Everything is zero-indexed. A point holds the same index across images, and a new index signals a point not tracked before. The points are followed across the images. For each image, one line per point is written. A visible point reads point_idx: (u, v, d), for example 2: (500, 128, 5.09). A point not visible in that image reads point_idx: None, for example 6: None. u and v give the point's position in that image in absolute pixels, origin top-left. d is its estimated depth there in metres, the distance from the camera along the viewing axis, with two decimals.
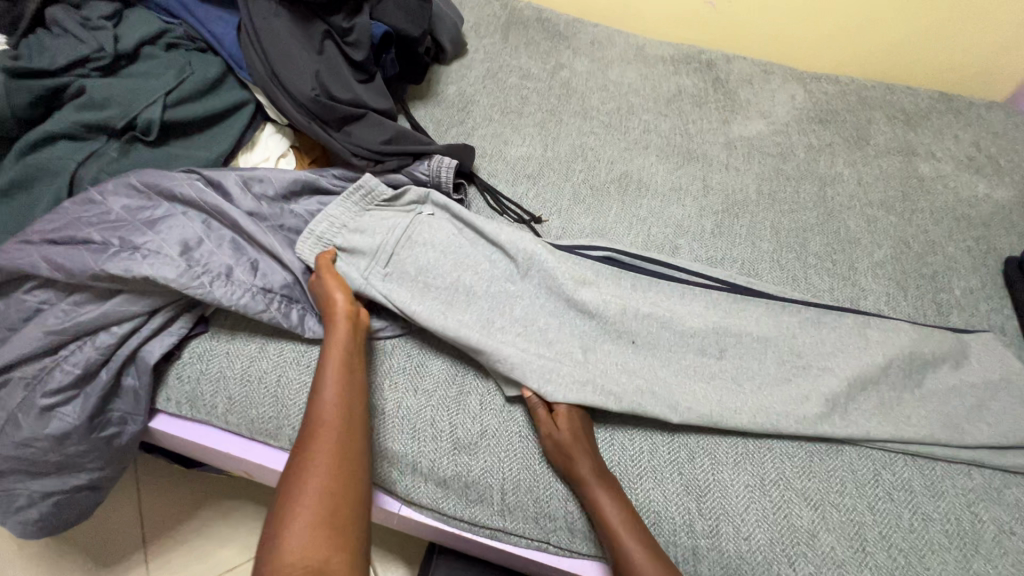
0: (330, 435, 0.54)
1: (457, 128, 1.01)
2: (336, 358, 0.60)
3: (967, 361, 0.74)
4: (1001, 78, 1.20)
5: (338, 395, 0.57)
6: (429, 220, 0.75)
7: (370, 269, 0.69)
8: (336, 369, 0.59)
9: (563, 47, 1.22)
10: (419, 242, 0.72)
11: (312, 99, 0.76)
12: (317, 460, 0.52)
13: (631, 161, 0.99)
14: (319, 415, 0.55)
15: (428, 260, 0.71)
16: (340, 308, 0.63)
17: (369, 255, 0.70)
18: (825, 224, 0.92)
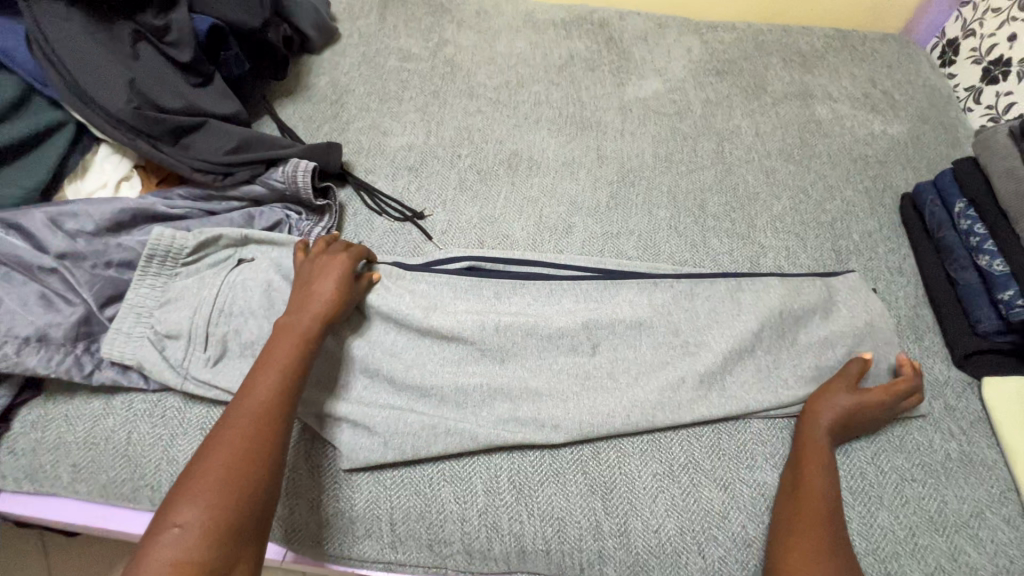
0: (246, 431, 0.49)
1: (330, 124, 0.92)
2: (284, 353, 0.55)
3: (865, 308, 0.73)
4: (888, 15, 1.20)
5: (271, 390, 0.53)
6: (250, 268, 0.66)
7: (189, 356, 0.61)
8: (279, 366, 0.54)
9: (446, 20, 1.13)
10: (236, 310, 0.63)
11: (130, 113, 0.66)
12: (224, 456, 0.47)
13: (521, 138, 0.92)
14: (245, 406, 0.51)
15: (252, 327, 0.63)
16: (318, 301, 0.60)
17: (184, 338, 0.61)
18: (724, 182, 0.88)
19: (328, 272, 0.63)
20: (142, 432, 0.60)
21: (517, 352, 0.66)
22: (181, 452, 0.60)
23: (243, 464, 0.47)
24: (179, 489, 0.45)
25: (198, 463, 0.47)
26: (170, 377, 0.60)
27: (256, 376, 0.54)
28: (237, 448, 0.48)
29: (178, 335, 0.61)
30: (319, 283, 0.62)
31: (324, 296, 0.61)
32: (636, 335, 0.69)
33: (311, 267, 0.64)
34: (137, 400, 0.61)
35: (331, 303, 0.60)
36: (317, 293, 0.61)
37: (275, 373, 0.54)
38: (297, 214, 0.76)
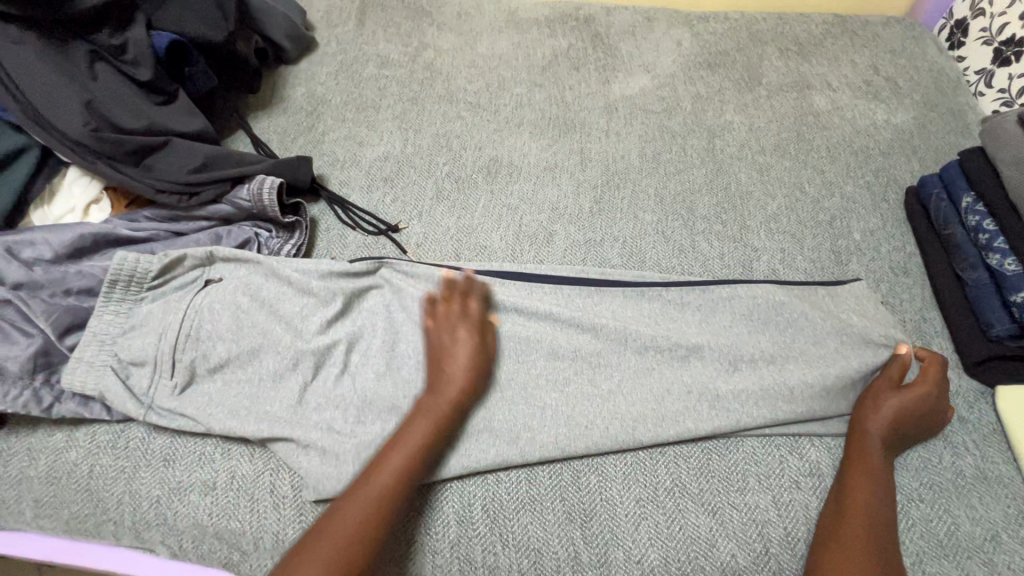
0: (371, 525, 0.50)
1: (305, 136, 0.90)
2: (424, 417, 0.56)
3: (865, 315, 0.68)
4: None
5: (398, 463, 0.53)
6: (216, 291, 0.64)
7: (155, 385, 0.59)
8: (409, 438, 0.54)
9: (426, 24, 1.10)
10: (204, 334, 0.61)
11: (88, 135, 0.65)
12: (361, 505, 0.50)
13: (501, 143, 0.89)
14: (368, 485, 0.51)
15: (219, 353, 0.61)
16: (456, 372, 0.59)
17: (149, 365, 0.59)
18: (714, 181, 0.84)
19: (464, 340, 0.61)
20: (105, 465, 0.58)
21: (493, 369, 0.63)
22: (143, 484, 0.58)
23: (376, 516, 0.50)
24: (323, 523, 0.49)
25: (326, 539, 0.48)
26: (134, 409, 0.58)
27: (390, 444, 0.54)
28: (359, 529, 0.49)
29: (143, 362, 0.59)
30: (467, 342, 0.60)
31: (465, 355, 0.60)
32: (617, 346, 0.64)
33: (439, 338, 0.61)
34: (101, 432, 0.60)
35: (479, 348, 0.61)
36: (460, 358, 0.60)
37: (403, 446, 0.54)
38: (267, 232, 0.73)
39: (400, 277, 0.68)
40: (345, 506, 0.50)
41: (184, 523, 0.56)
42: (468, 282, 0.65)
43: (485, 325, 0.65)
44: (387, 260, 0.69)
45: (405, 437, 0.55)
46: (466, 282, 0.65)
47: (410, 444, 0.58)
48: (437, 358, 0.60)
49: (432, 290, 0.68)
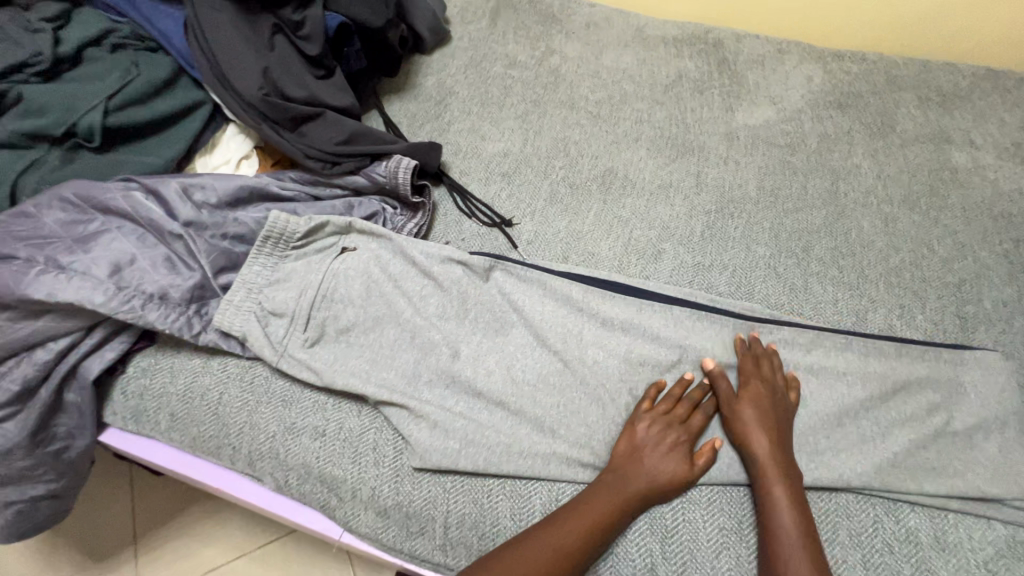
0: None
1: (432, 124, 0.95)
2: (609, 497, 0.55)
3: (987, 390, 0.64)
4: None
5: (575, 536, 0.53)
6: (351, 257, 0.70)
7: (288, 336, 0.65)
8: (590, 515, 0.54)
9: (555, 30, 1.13)
10: (336, 296, 0.67)
11: (260, 99, 0.72)
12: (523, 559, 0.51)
13: (618, 155, 0.90)
14: (535, 557, 0.51)
15: (349, 317, 0.67)
16: (662, 469, 0.57)
17: (286, 317, 0.65)
18: (834, 225, 0.82)
19: (675, 440, 0.59)
20: (232, 395, 0.65)
21: (593, 374, 0.65)
22: (262, 419, 0.63)
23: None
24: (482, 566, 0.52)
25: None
26: (268, 353, 0.64)
27: (561, 517, 0.54)
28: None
29: (282, 314, 0.65)
30: (670, 440, 0.59)
31: (657, 478, 0.57)
32: (724, 379, 0.65)
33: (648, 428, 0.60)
34: (231, 364, 0.66)
35: (772, 450, 0.58)
36: (654, 463, 0.57)
37: (584, 519, 0.54)
38: (393, 208, 0.79)
39: (517, 272, 0.72)
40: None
41: (294, 461, 0.62)
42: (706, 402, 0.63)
43: (591, 334, 0.68)
44: (503, 260, 0.72)
45: (587, 511, 0.55)
46: (699, 393, 0.63)
47: (507, 432, 0.61)
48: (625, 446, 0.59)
49: (544, 291, 0.70)
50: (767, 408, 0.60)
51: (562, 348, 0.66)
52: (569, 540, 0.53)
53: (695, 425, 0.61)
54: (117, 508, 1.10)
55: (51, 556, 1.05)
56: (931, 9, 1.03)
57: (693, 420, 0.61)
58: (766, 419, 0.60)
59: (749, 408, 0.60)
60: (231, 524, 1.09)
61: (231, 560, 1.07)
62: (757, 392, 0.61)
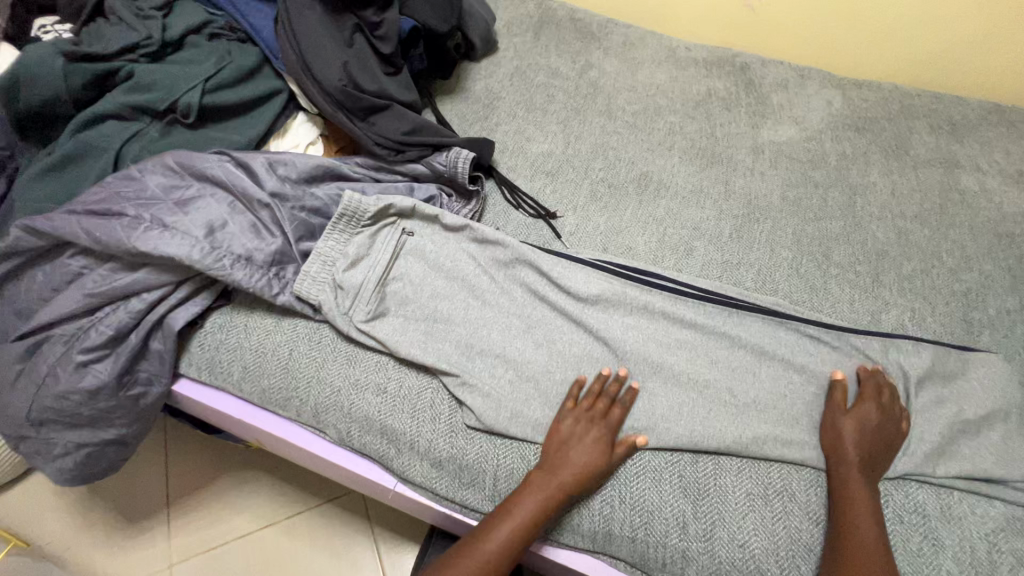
0: (505, 562, 0.58)
1: (481, 124, 1.03)
2: (542, 494, 0.60)
3: (989, 385, 0.71)
4: None
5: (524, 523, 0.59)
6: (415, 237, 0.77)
7: (355, 304, 0.71)
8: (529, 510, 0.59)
9: (594, 47, 1.21)
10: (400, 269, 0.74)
11: (338, 89, 0.79)
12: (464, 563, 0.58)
13: (653, 161, 0.98)
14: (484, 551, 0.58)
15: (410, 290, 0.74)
16: (585, 460, 0.61)
17: (355, 286, 0.72)
18: (852, 235, 0.88)
19: (591, 440, 0.63)
20: (301, 351, 0.71)
21: (631, 351, 0.71)
22: (328, 375, 0.69)
23: None
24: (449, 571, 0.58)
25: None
26: (337, 317, 0.70)
27: (506, 508, 0.60)
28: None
29: (349, 288, 0.71)
30: (586, 445, 0.62)
31: (582, 465, 0.61)
32: (753, 363, 0.71)
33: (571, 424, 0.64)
34: (301, 325, 0.72)
35: (858, 455, 0.62)
36: (577, 456, 0.62)
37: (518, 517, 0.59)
38: (448, 195, 0.86)
39: (567, 259, 0.79)
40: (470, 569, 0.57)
41: (358, 414, 0.68)
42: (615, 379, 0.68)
43: (632, 316, 0.74)
44: (554, 250, 0.80)
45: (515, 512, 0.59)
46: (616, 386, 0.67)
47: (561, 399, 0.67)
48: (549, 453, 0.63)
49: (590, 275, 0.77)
50: (866, 421, 0.65)
51: (605, 327, 0.73)
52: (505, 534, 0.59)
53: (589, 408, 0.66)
54: (152, 473, 1.14)
55: (88, 515, 1.09)
56: (942, 47, 1.12)
57: (611, 411, 0.66)
58: (862, 437, 0.64)
59: (852, 420, 0.65)
60: (261, 494, 1.13)
61: (261, 528, 1.10)
62: (864, 409, 0.66)
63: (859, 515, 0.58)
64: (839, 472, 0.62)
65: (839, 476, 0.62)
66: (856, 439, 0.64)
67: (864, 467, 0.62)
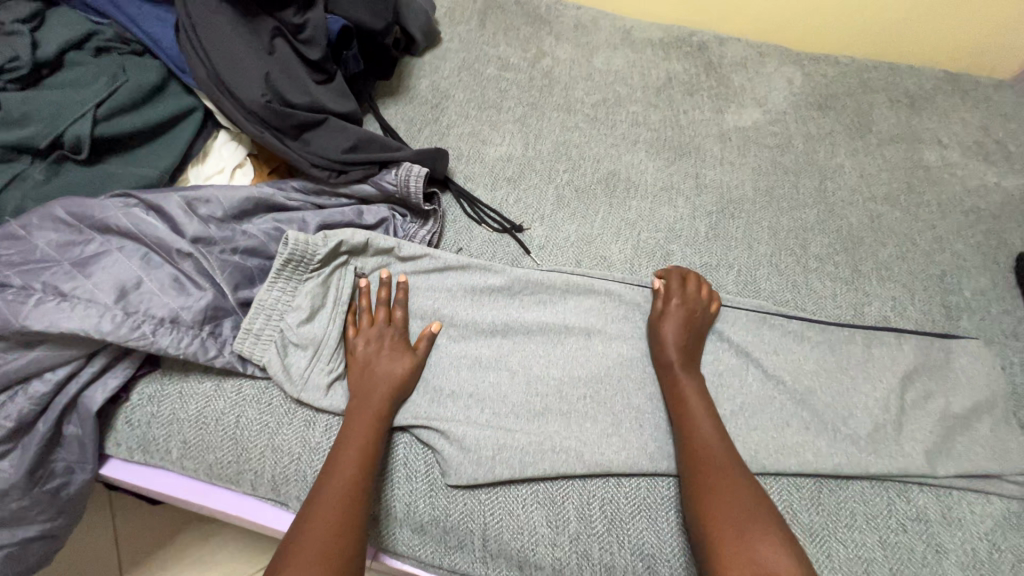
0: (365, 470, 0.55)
1: (432, 128, 0.93)
2: (367, 418, 0.58)
3: (973, 373, 0.70)
4: (984, 52, 1.13)
5: (364, 428, 0.57)
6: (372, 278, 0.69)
7: (311, 367, 0.62)
8: (365, 419, 0.58)
9: (545, 32, 1.13)
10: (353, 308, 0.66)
11: (263, 106, 0.69)
12: (322, 528, 0.49)
13: (619, 158, 0.91)
14: (340, 471, 0.53)
15: None
16: (678, 331, 0.66)
17: (305, 347, 0.63)
18: (826, 222, 0.86)
19: (389, 353, 0.63)
20: (250, 418, 0.62)
21: (616, 376, 0.67)
22: (285, 441, 0.61)
23: (341, 535, 0.49)
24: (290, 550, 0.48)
25: (313, 558, 0.47)
26: (289, 389, 0.61)
27: (340, 447, 0.55)
28: (344, 502, 0.51)
29: (306, 345, 0.63)
30: (390, 355, 0.63)
31: (400, 369, 0.62)
32: (739, 371, 0.69)
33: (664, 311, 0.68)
34: (247, 385, 0.63)
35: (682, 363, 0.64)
36: (670, 326, 0.66)
37: (352, 451, 0.55)
38: (402, 216, 0.77)
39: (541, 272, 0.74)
40: (322, 521, 0.49)
41: None
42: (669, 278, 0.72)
43: (614, 331, 0.70)
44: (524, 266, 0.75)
45: (349, 440, 0.56)
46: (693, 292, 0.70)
47: (546, 439, 0.62)
48: (358, 380, 0.61)
49: (567, 289, 0.72)
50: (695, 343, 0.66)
51: (589, 345, 0.69)
52: (346, 468, 0.53)
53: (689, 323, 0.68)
54: (90, 543, 1.00)
55: None
56: (890, 15, 1.10)
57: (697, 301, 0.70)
58: (676, 334, 0.66)
59: (670, 322, 0.67)
60: (226, 551, 1.01)
61: None
62: (670, 313, 0.67)
63: (711, 479, 0.55)
64: (670, 377, 0.64)
65: (687, 422, 0.60)
66: (672, 341, 0.66)
67: (686, 369, 0.64)
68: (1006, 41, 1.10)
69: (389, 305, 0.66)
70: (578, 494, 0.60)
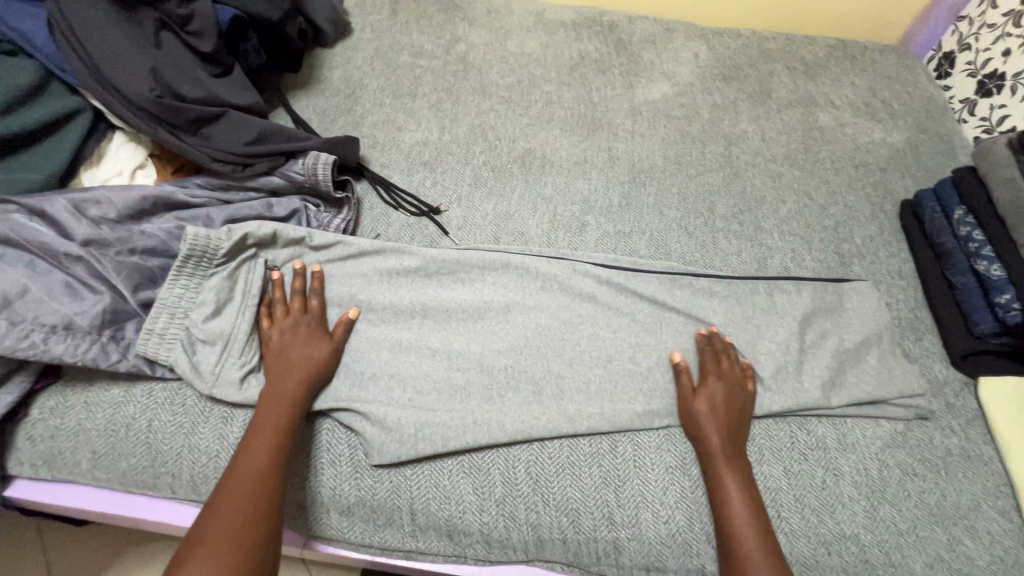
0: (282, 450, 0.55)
1: (345, 118, 0.93)
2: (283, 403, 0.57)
3: (862, 311, 0.76)
4: (869, 19, 1.22)
5: (280, 416, 0.56)
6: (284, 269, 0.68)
7: (223, 363, 0.61)
8: (277, 403, 0.57)
9: (458, 19, 1.13)
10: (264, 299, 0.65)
11: (152, 101, 0.67)
12: (231, 512, 0.49)
13: (534, 137, 0.93)
14: (251, 460, 0.53)
15: None
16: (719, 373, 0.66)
17: (215, 343, 0.62)
18: (731, 184, 0.90)
19: (306, 337, 0.63)
20: (163, 420, 0.60)
21: (535, 344, 0.69)
22: (202, 440, 0.60)
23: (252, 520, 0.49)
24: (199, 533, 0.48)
25: (222, 541, 0.47)
26: (200, 386, 0.60)
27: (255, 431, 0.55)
28: (258, 486, 0.51)
29: (214, 341, 0.62)
30: (304, 338, 0.62)
31: (318, 356, 0.62)
32: (654, 329, 0.72)
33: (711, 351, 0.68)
34: (157, 388, 0.62)
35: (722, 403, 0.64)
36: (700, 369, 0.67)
37: (266, 435, 0.55)
38: (315, 206, 0.77)
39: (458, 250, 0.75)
40: (230, 507, 0.49)
41: None
42: (718, 334, 0.70)
43: (534, 304, 0.72)
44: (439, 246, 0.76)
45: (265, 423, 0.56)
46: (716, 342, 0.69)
47: (469, 411, 0.63)
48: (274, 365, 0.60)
49: (484, 266, 0.74)
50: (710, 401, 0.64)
51: (509, 317, 0.71)
52: (261, 453, 0.53)
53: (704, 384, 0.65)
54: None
55: None
56: None
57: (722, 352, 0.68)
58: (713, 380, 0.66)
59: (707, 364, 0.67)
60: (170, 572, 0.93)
61: None
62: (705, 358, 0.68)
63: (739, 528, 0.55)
64: (689, 419, 0.64)
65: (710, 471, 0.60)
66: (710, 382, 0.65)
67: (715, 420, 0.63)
68: (885, 8, 1.19)
69: (305, 295, 0.66)
70: (503, 460, 0.61)
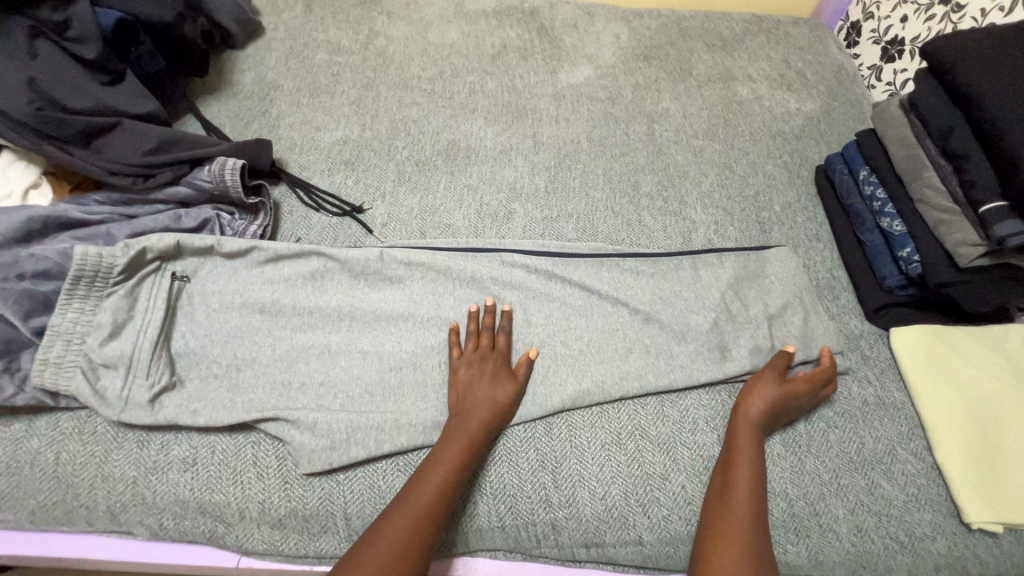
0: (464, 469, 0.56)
1: (260, 121, 0.89)
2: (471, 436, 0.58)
3: (783, 276, 0.79)
4: None
5: (463, 446, 0.57)
6: (198, 283, 0.66)
7: (131, 385, 0.58)
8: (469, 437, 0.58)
9: (375, 12, 1.11)
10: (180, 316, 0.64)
11: (30, 115, 0.62)
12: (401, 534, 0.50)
13: (458, 127, 0.93)
14: (428, 486, 0.54)
15: (196, 342, 0.64)
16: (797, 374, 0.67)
17: (121, 367, 0.59)
18: (655, 162, 0.92)
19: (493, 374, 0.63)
20: (72, 452, 0.57)
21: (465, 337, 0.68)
22: (116, 468, 0.57)
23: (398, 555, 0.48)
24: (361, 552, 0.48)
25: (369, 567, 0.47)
26: (105, 412, 0.57)
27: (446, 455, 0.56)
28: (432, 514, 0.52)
29: (115, 365, 0.59)
30: (495, 377, 0.63)
31: (500, 395, 0.62)
32: (584, 310, 0.73)
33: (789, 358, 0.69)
34: (65, 419, 0.59)
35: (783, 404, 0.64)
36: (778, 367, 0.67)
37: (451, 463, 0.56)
38: (229, 214, 0.74)
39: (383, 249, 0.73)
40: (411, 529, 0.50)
41: (164, 501, 0.56)
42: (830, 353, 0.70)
43: (465, 297, 0.71)
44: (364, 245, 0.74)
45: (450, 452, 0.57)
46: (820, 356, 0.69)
47: (401, 411, 0.62)
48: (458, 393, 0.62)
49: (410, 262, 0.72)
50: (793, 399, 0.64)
51: (438, 311, 0.70)
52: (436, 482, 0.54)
53: (792, 379, 0.66)
54: None
55: None
56: None
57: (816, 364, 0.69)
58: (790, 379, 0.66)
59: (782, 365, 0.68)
60: None
61: None
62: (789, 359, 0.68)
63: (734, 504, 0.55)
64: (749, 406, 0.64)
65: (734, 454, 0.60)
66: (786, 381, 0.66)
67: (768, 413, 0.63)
68: None
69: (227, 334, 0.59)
70: None
